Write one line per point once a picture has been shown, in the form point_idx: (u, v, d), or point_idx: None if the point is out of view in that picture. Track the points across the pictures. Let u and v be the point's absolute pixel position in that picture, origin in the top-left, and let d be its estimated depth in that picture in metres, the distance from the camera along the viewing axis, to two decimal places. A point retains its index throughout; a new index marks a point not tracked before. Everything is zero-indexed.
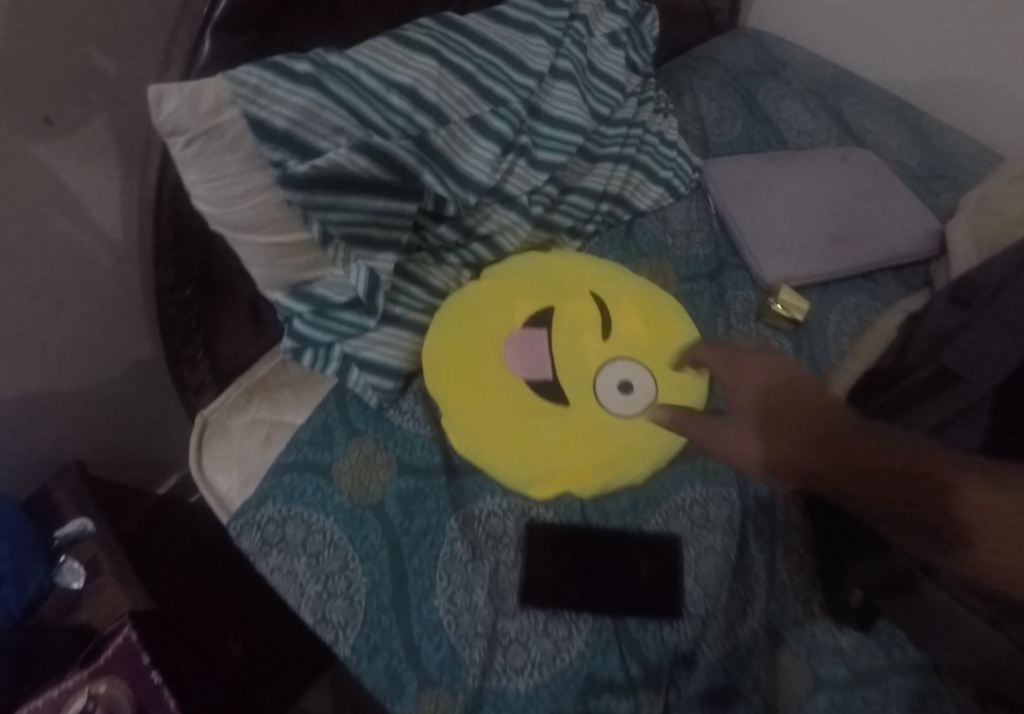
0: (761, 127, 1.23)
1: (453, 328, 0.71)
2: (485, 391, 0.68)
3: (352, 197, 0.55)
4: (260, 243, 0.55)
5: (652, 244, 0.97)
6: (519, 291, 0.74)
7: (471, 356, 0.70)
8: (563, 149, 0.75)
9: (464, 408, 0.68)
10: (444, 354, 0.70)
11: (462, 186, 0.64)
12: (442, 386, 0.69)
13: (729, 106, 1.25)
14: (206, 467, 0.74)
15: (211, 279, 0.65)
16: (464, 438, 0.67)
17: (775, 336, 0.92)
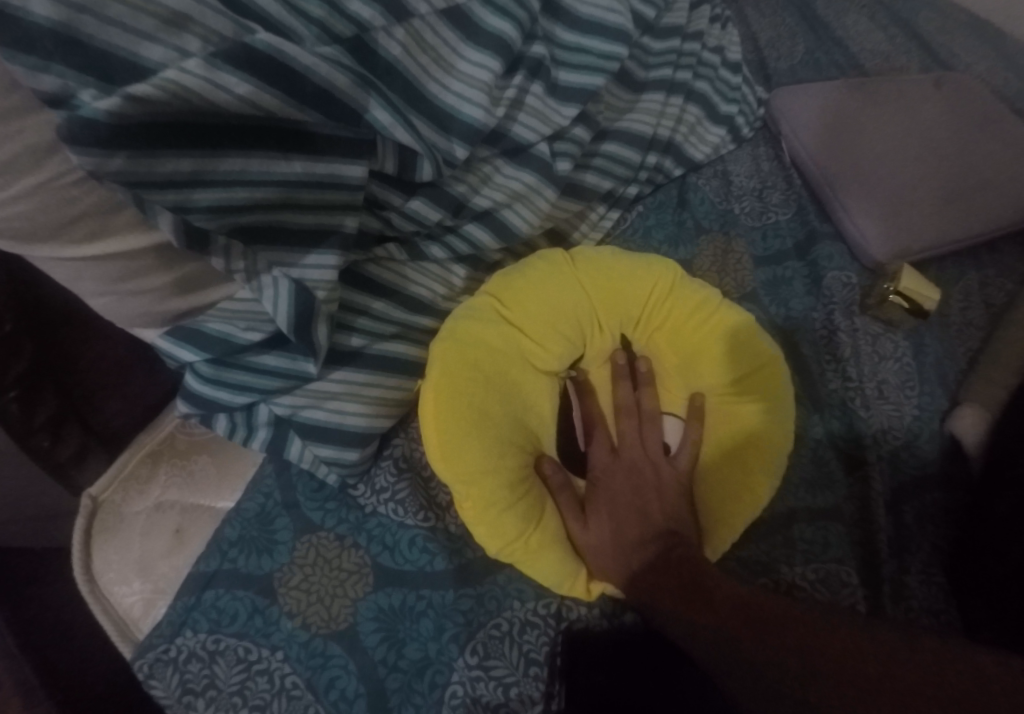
0: (831, 52, 0.87)
1: (460, 370, 0.46)
2: (509, 471, 0.46)
3: (233, 154, 0.30)
4: (70, 259, 0.30)
5: (712, 214, 0.71)
6: (546, 319, 0.51)
7: (484, 419, 0.46)
8: (599, 67, 0.49)
9: (486, 503, 0.44)
10: (449, 411, 0.45)
11: (443, 132, 0.39)
12: (455, 467, 0.44)
13: (783, 24, 0.89)
14: (97, 575, 0.50)
15: (28, 296, 0.41)
16: (490, 543, 0.45)
17: (886, 333, 0.66)
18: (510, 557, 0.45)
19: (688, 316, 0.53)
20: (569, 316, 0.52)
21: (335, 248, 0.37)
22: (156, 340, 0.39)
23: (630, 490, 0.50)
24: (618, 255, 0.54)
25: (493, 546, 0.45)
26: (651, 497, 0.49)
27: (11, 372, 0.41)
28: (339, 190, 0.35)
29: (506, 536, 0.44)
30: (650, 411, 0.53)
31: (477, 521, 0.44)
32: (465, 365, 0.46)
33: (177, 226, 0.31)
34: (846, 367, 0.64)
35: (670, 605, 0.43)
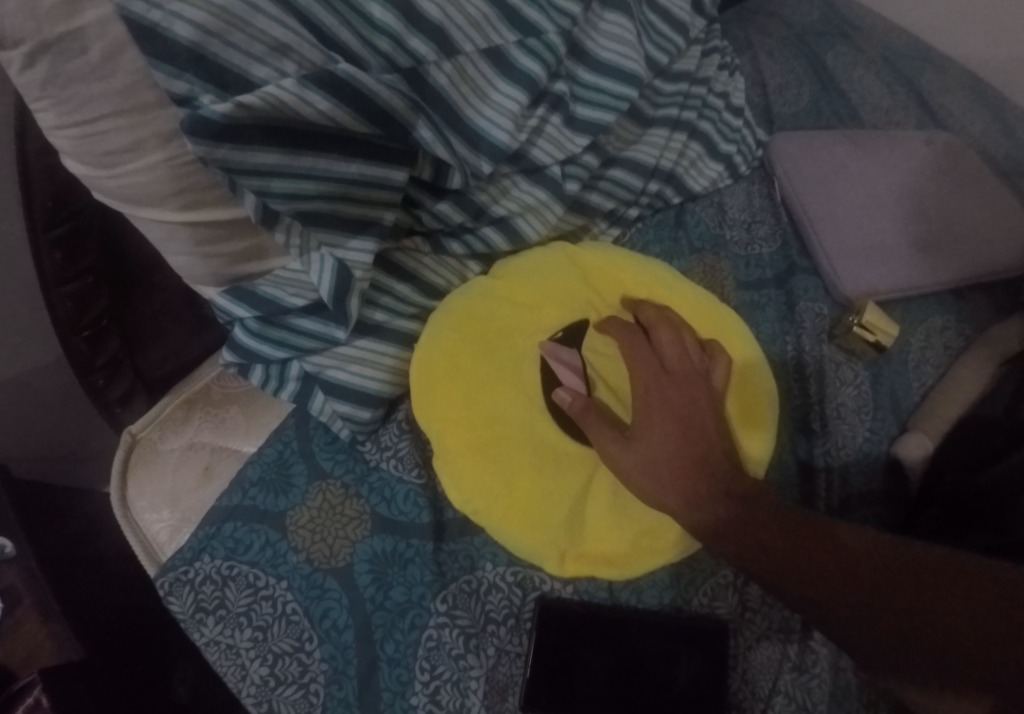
0: (834, 100, 0.95)
1: (444, 333, 0.53)
2: (478, 426, 0.52)
3: (305, 155, 0.37)
4: (166, 222, 0.38)
5: (706, 236, 0.79)
6: (543, 291, 0.57)
7: (464, 376, 0.53)
8: (611, 106, 0.57)
9: (452, 452, 0.52)
10: (432, 370, 0.52)
11: (474, 150, 0.47)
12: (435, 414, 0.52)
13: (790, 72, 0.97)
14: (131, 501, 0.58)
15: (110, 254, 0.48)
16: (457, 493, 0.51)
17: (848, 362, 0.73)
18: (479, 505, 0.51)
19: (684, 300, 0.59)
20: (565, 290, 0.58)
21: (374, 236, 0.44)
22: (214, 296, 0.46)
23: (683, 404, 0.51)
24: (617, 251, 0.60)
25: (458, 495, 0.51)
26: (707, 413, 0.51)
27: (88, 314, 0.48)
28: (385, 189, 0.42)
29: (474, 487, 0.51)
30: (684, 336, 0.55)
31: (445, 468, 0.52)
32: (462, 330, 0.54)
33: (255, 205, 0.38)
34: (809, 384, 0.72)
35: (767, 538, 0.46)
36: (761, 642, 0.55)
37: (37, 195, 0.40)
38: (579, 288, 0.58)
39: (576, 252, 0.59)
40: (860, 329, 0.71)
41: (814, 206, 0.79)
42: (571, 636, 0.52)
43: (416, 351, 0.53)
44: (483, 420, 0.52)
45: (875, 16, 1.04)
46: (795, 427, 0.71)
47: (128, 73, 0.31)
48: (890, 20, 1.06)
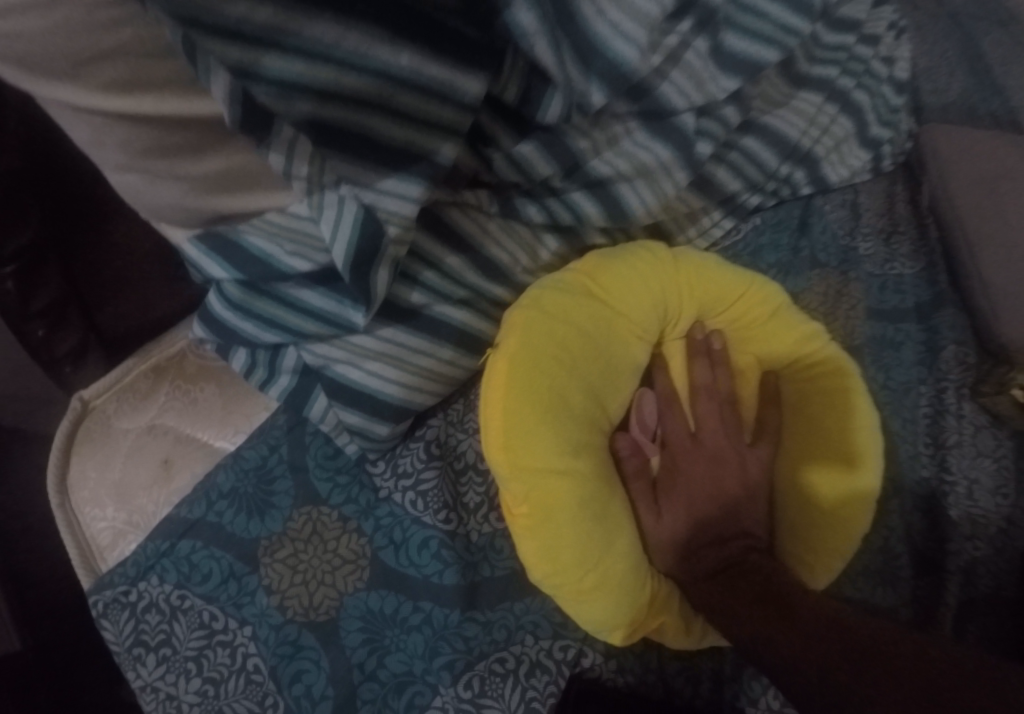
0: (989, 97, 0.74)
1: (544, 346, 0.37)
2: (580, 478, 0.36)
3: (322, 21, 0.22)
4: (93, 112, 0.23)
5: (832, 249, 0.60)
6: (638, 308, 0.42)
7: (561, 405, 0.37)
8: (771, 38, 0.42)
9: (548, 512, 0.35)
10: (523, 386, 0.36)
11: (582, 67, 0.32)
12: (520, 461, 0.35)
13: (940, 56, 0.77)
14: (71, 488, 0.44)
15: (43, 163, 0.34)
16: (536, 566, 0.36)
17: (992, 429, 0.54)
18: (559, 584, 0.36)
19: (777, 348, 0.46)
20: (648, 320, 0.43)
21: (422, 178, 0.28)
22: (184, 243, 0.32)
23: (707, 485, 0.42)
24: (723, 267, 0.44)
25: (538, 571, 0.36)
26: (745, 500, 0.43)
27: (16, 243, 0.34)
28: (445, 105, 0.27)
29: (557, 560, 0.36)
30: (729, 401, 0.45)
31: (529, 532, 0.36)
32: (556, 344, 0.38)
33: (232, 98, 0.23)
34: (947, 458, 0.52)
35: (772, 632, 0.35)
36: None
37: None
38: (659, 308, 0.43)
39: (671, 257, 0.43)
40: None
41: (971, 209, 0.57)
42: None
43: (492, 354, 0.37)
44: (562, 472, 0.36)
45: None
46: (914, 513, 0.52)
47: None
48: None
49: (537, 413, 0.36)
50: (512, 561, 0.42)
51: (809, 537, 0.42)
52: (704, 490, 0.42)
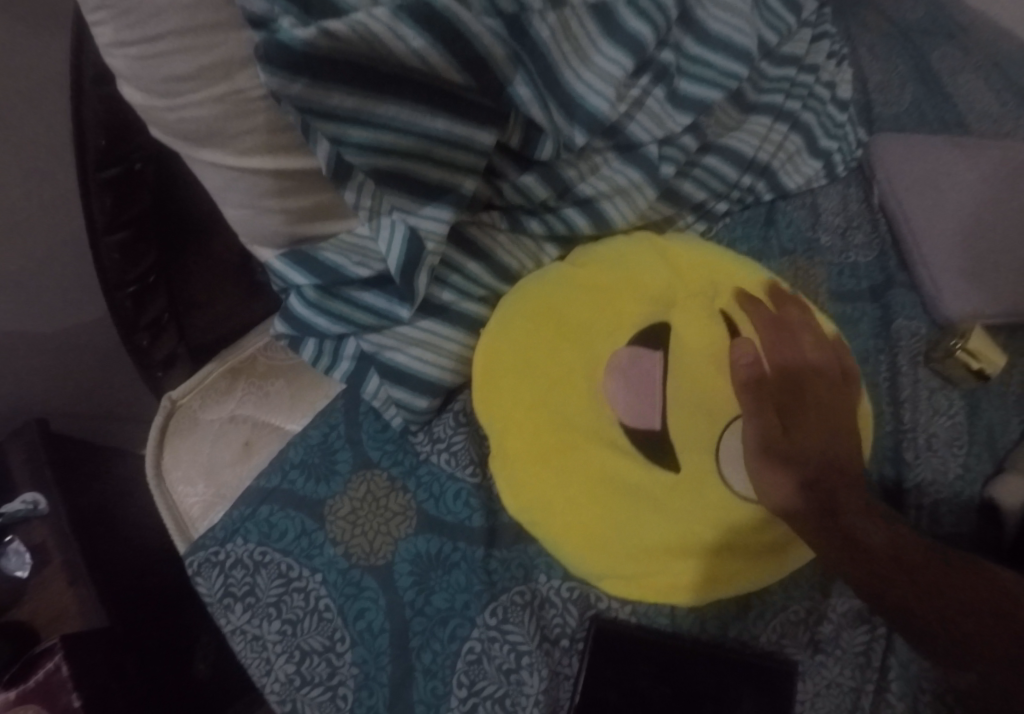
0: (939, 105, 0.84)
1: (522, 321, 0.47)
2: (548, 425, 0.44)
3: (388, 103, 0.33)
4: (229, 168, 0.34)
5: (797, 239, 0.69)
6: (630, 284, 0.49)
7: (537, 367, 0.46)
8: (717, 82, 0.54)
9: (514, 455, 0.45)
10: (500, 358, 0.47)
11: (568, 118, 0.43)
12: (490, 404, 0.47)
13: (891, 71, 0.86)
14: (165, 470, 0.54)
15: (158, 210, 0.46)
16: (511, 498, 0.45)
17: (942, 389, 0.62)
18: (551, 515, 0.44)
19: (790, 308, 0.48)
20: (648, 287, 0.49)
21: (450, 205, 0.39)
22: (271, 260, 0.42)
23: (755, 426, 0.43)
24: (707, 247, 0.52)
25: (515, 502, 0.45)
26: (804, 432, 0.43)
27: (135, 268, 0.46)
28: (468, 152, 0.37)
29: (535, 496, 0.44)
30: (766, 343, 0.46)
31: (504, 468, 0.46)
32: (532, 317, 0.47)
33: (330, 156, 0.34)
34: (903, 409, 0.61)
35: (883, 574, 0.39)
36: (832, 689, 0.46)
37: (88, 132, 0.38)
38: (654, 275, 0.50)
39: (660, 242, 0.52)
40: (963, 355, 0.60)
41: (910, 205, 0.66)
42: (626, 670, 0.44)
43: (484, 334, 0.48)
44: (534, 418, 0.45)
45: (984, 18, 0.94)
46: (886, 460, 0.61)
47: None
48: (1003, 24, 0.95)
49: (510, 374, 0.46)
50: None
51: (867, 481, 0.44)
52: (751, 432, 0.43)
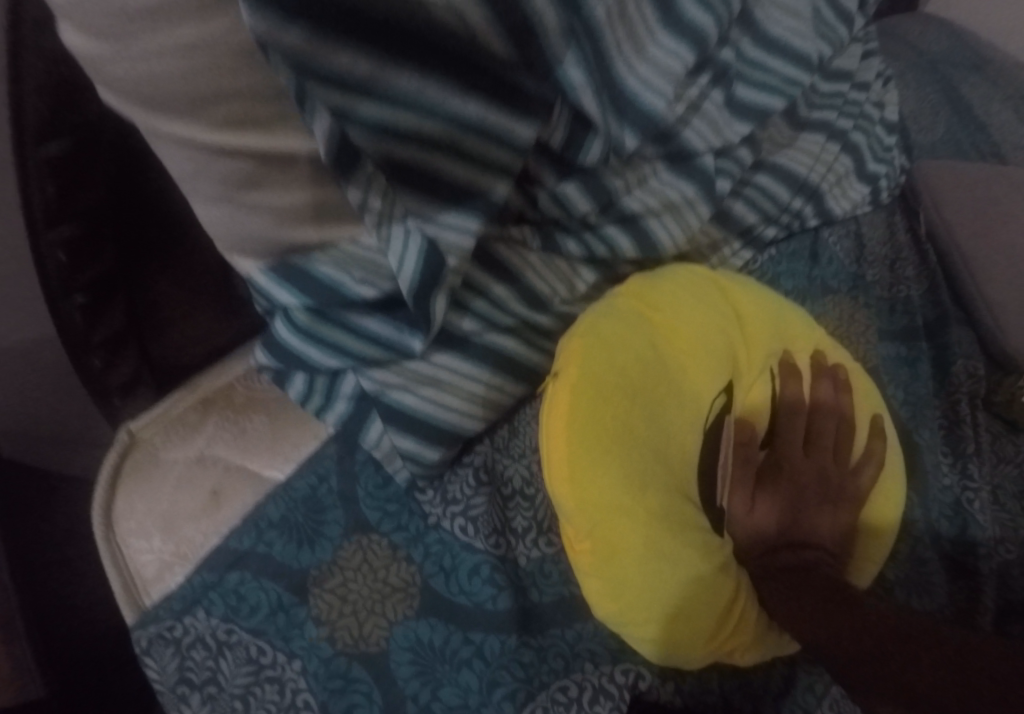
0: (972, 133, 0.78)
1: (603, 367, 0.37)
2: (647, 507, 0.35)
3: (410, 72, 0.25)
4: (203, 148, 0.26)
5: (842, 276, 0.61)
6: (699, 329, 0.43)
7: (628, 438, 0.36)
8: (776, 88, 0.48)
9: (612, 553, 0.34)
10: (583, 412, 0.35)
11: (618, 117, 0.35)
12: (581, 494, 0.33)
13: (923, 98, 0.81)
14: (116, 520, 0.45)
15: (120, 209, 0.38)
16: (600, 602, 0.35)
17: (1008, 435, 0.55)
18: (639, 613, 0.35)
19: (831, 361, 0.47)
20: (710, 333, 0.43)
21: (479, 213, 0.31)
22: (253, 273, 0.33)
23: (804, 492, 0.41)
24: (762, 290, 0.48)
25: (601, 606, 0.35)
26: (813, 487, 0.41)
27: (86, 273, 0.38)
28: (504, 147, 0.30)
29: (627, 599, 0.34)
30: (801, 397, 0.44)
31: (589, 566, 0.34)
32: (608, 363, 0.37)
33: (330, 137, 0.26)
34: (970, 465, 0.51)
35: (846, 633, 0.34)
36: None
37: (26, 96, 0.30)
38: (715, 320, 0.44)
39: (721, 282, 0.46)
40: None
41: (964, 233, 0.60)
42: None
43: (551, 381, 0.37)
44: (631, 497, 0.34)
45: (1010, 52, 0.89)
46: (943, 515, 0.50)
47: None
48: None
49: (600, 434, 0.35)
50: (562, 587, 0.41)
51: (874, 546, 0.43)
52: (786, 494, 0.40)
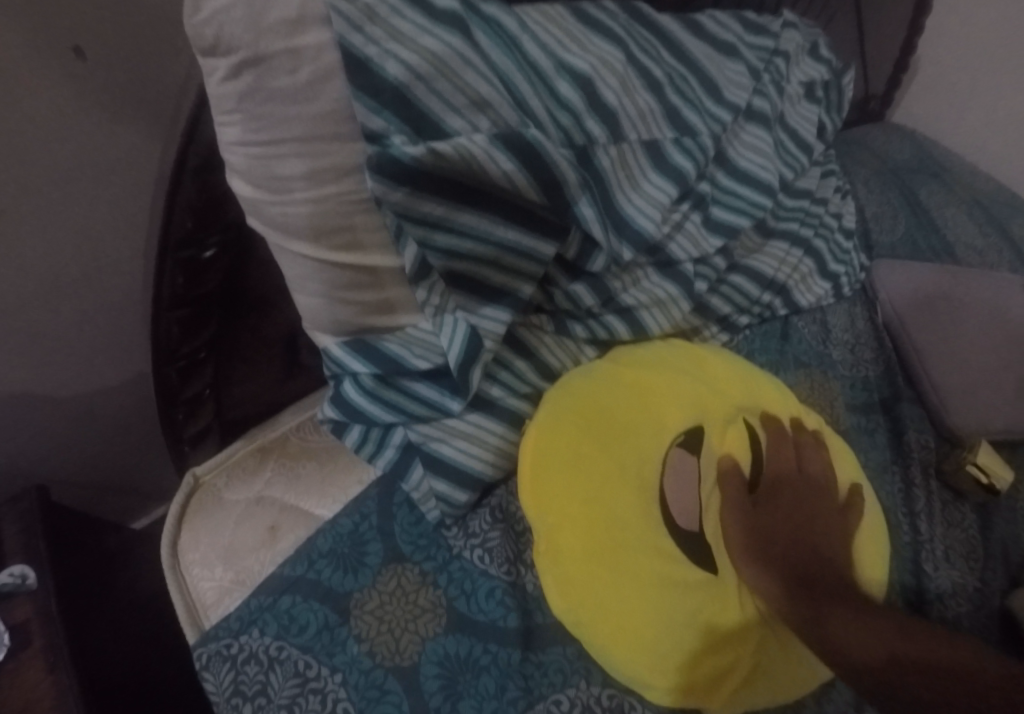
0: (927, 235, 0.87)
1: (574, 419, 0.47)
2: (603, 525, 0.44)
3: (471, 212, 0.36)
4: (318, 261, 0.36)
5: (811, 353, 0.71)
6: (679, 390, 0.50)
7: (589, 468, 0.46)
8: (746, 210, 0.59)
9: (561, 550, 0.44)
10: (551, 451, 0.46)
11: (618, 235, 0.46)
12: (546, 506, 0.45)
13: (885, 201, 0.91)
14: (181, 551, 0.54)
15: (227, 295, 0.48)
16: (560, 601, 0.43)
17: (954, 502, 0.62)
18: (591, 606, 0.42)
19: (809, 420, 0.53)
20: (691, 389, 0.50)
21: (509, 308, 0.42)
22: (330, 346, 0.43)
23: (795, 526, 0.45)
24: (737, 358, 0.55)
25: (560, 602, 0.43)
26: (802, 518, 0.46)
27: (188, 344, 0.48)
28: (533, 262, 0.40)
29: (583, 597, 0.43)
30: (784, 444, 0.49)
31: (550, 566, 0.44)
32: (582, 416, 0.48)
33: (414, 259, 0.36)
34: (919, 521, 0.60)
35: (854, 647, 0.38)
36: None
37: (177, 212, 0.41)
38: (695, 380, 0.51)
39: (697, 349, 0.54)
40: (973, 469, 0.61)
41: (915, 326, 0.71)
42: None
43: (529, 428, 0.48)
44: (583, 514, 0.44)
45: (967, 166, 1.02)
46: (906, 568, 0.58)
47: (329, 100, 0.30)
48: (984, 170, 1.03)
49: (563, 465, 0.46)
50: None
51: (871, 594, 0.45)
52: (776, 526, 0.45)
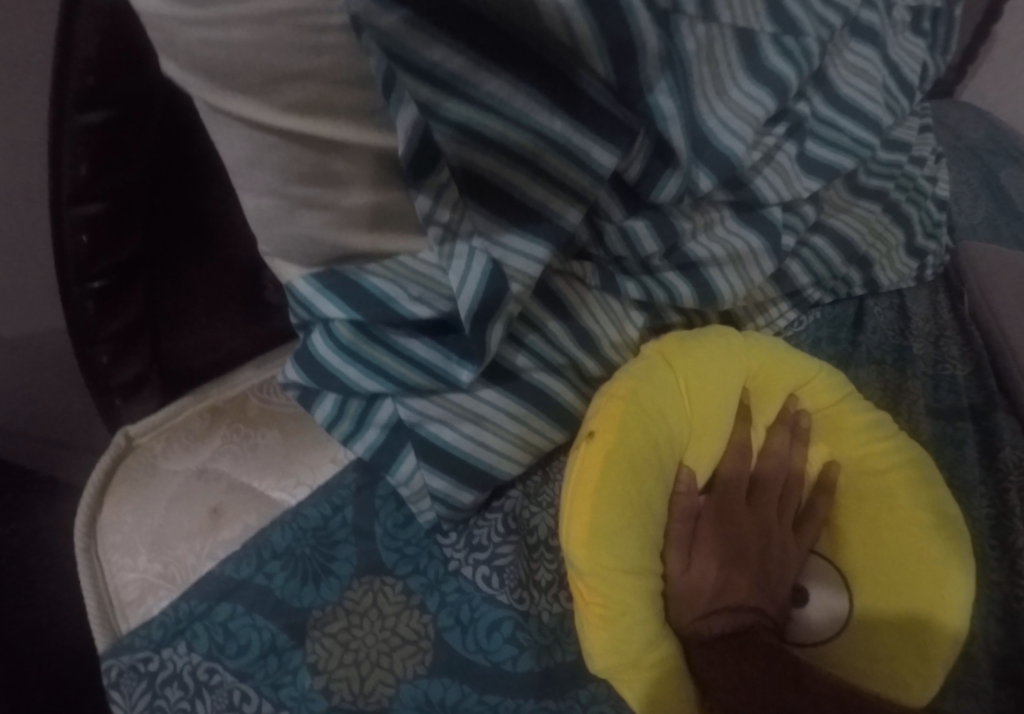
0: (1009, 219, 0.68)
1: (640, 442, 0.34)
2: (643, 579, 0.32)
3: (502, 76, 0.23)
4: (271, 131, 0.24)
5: (886, 347, 0.55)
6: (720, 399, 0.39)
7: (642, 500, 0.33)
8: (848, 148, 0.46)
9: (622, 607, 0.31)
10: (611, 482, 0.32)
11: (694, 156, 0.33)
12: (605, 549, 0.31)
13: (964, 181, 0.71)
14: (100, 531, 0.42)
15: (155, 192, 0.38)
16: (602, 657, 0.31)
17: None
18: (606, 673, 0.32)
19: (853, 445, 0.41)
20: (728, 398, 0.39)
21: (547, 239, 0.28)
22: (295, 281, 0.31)
23: (754, 548, 0.38)
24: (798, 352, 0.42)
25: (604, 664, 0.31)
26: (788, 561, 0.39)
27: (106, 258, 0.37)
28: (583, 172, 0.27)
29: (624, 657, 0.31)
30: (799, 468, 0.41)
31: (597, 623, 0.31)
32: (641, 428, 0.34)
33: (413, 134, 0.23)
34: (1021, 560, 0.43)
35: None
36: None
37: (71, 63, 0.29)
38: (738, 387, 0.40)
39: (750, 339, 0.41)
40: None
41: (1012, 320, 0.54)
42: None
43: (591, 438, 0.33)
44: (627, 564, 0.32)
45: None
46: (989, 614, 0.42)
47: None
48: None
49: (618, 495, 0.32)
50: None
51: (858, 646, 0.36)
52: (738, 542, 0.38)
